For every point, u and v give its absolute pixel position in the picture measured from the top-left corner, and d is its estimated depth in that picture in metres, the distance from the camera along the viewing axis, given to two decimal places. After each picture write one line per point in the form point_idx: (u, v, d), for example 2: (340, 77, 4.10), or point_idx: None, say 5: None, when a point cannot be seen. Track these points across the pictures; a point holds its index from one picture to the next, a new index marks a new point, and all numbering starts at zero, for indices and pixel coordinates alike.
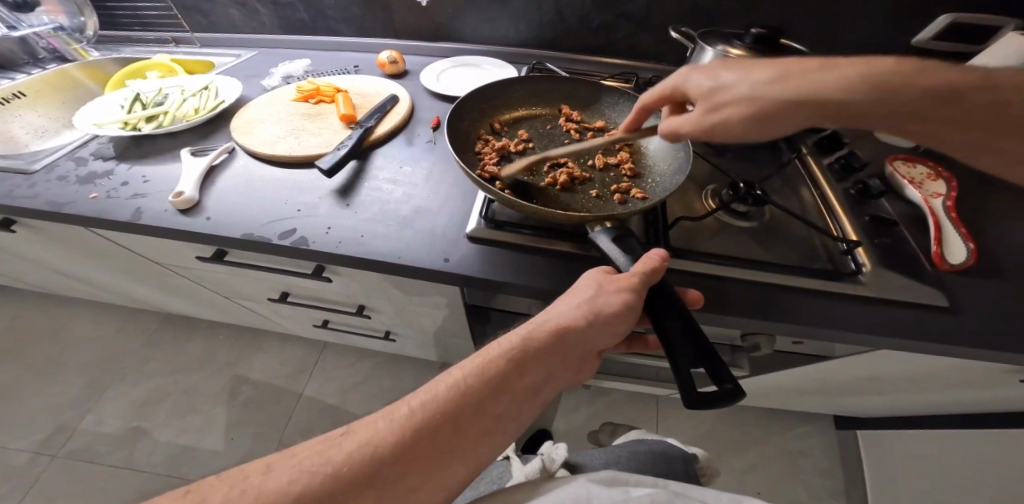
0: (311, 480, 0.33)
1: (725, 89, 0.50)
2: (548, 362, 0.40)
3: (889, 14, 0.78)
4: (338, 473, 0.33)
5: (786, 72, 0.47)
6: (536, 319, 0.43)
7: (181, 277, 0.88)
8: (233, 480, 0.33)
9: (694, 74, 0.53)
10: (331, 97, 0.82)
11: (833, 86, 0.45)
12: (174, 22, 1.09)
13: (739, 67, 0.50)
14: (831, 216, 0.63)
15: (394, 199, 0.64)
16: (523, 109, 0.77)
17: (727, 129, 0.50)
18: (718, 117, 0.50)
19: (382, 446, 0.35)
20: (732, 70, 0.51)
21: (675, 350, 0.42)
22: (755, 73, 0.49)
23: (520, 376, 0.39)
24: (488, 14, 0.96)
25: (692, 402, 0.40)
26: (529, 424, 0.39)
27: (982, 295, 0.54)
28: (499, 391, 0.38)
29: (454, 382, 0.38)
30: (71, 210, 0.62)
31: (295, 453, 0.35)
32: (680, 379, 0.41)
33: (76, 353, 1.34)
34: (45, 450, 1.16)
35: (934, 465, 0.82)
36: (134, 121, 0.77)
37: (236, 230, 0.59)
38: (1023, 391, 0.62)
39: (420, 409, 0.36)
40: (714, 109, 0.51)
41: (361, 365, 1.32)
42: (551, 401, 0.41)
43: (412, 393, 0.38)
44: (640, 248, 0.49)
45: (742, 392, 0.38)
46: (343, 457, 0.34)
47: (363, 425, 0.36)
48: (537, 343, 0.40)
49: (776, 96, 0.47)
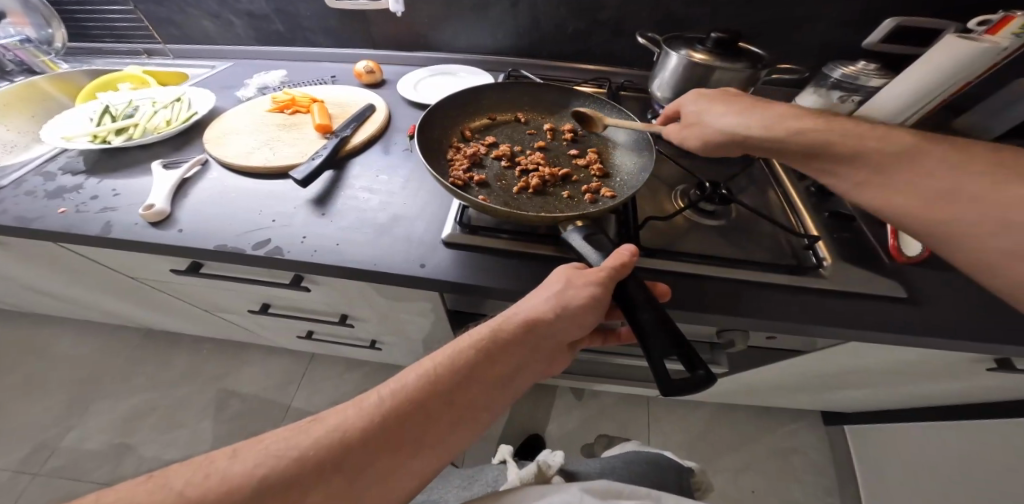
0: (277, 464, 0.33)
1: (697, 114, 0.62)
2: (517, 354, 0.41)
3: (847, 19, 0.82)
4: (306, 457, 0.34)
5: (743, 109, 0.58)
6: (509, 311, 0.43)
7: (160, 292, 0.86)
8: (198, 465, 0.33)
9: (688, 99, 0.64)
10: (306, 108, 0.82)
11: (762, 125, 0.56)
12: (146, 33, 1.08)
13: (717, 98, 0.61)
14: (793, 214, 0.66)
15: (370, 207, 0.64)
16: (493, 116, 0.78)
17: (688, 145, 0.62)
18: (686, 135, 0.63)
19: (350, 432, 0.35)
20: (714, 100, 0.62)
21: (645, 339, 0.43)
22: (725, 105, 0.60)
23: (489, 366, 0.40)
24: (464, 23, 0.97)
25: (666, 390, 0.42)
26: (499, 414, 0.40)
27: (940, 285, 0.57)
28: (468, 381, 0.39)
29: (424, 373, 0.39)
30: (40, 225, 0.61)
31: (263, 439, 0.35)
32: (655, 369, 0.42)
33: (52, 371, 1.30)
34: (24, 469, 1.12)
35: (925, 457, 0.84)
36: (104, 134, 0.75)
37: (208, 242, 0.59)
38: (993, 379, 0.64)
39: (390, 397, 0.37)
40: (685, 129, 0.63)
41: (349, 376, 1.30)
42: (521, 392, 0.42)
43: (383, 382, 0.39)
44: (611, 245, 0.50)
45: (713, 378, 0.40)
46: (310, 442, 0.34)
47: (334, 411, 0.37)
48: (505, 334, 0.41)
49: (720, 127, 0.59)
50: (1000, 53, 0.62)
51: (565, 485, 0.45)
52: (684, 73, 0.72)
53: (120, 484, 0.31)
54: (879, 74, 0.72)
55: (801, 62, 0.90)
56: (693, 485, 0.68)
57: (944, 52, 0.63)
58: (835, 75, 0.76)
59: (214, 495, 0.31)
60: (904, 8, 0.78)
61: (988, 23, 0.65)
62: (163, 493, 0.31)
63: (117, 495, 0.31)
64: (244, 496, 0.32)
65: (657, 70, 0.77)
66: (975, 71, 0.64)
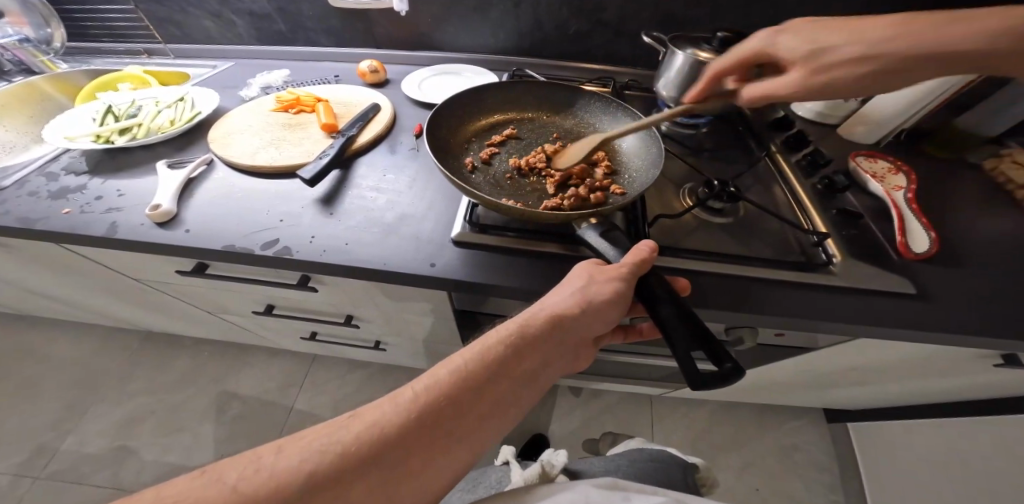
0: (320, 460, 0.34)
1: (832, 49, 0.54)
2: (544, 349, 0.42)
3: (849, 19, 0.82)
4: (346, 453, 0.35)
5: (887, 33, 0.51)
6: (534, 308, 0.44)
7: (162, 293, 0.86)
8: (248, 460, 0.34)
9: (789, 40, 0.56)
10: (311, 107, 0.82)
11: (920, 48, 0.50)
12: (146, 33, 1.07)
13: (836, 31, 0.54)
14: (801, 212, 0.66)
15: (378, 206, 0.64)
16: (501, 115, 0.78)
17: (839, 89, 0.55)
18: (824, 82, 0.55)
19: (388, 429, 0.36)
20: (829, 34, 0.54)
21: (669, 333, 0.43)
22: (852, 39, 0.53)
23: (517, 362, 0.41)
24: (467, 22, 0.97)
25: (694, 383, 0.41)
26: (528, 410, 0.41)
27: (946, 281, 0.57)
28: (499, 376, 0.40)
29: (455, 368, 0.40)
30: (43, 227, 0.61)
31: (303, 436, 0.36)
32: (681, 363, 0.42)
33: (52, 374, 1.29)
34: (26, 472, 1.12)
35: (929, 453, 0.85)
36: (107, 134, 0.75)
37: (216, 242, 0.59)
38: (997, 375, 0.65)
39: (423, 393, 0.38)
40: (817, 75, 0.55)
41: (351, 377, 1.30)
42: (547, 387, 0.43)
43: (415, 377, 0.39)
44: (627, 241, 0.51)
45: (741, 369, 0.40)
46: (350, 438, 0.35)
47: (370, 408, 0.38)
48: (532, 329, 0.42)
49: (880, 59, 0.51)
50: None
51: (573, 483, 0.44)
52: (690, 72, 0.72)
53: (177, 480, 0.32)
54: None
55: None
56: (698, 482, 0.68)
57: None
58: None
59: (261, 493, 0.32)
60: (905, 7, 0.79)
61: None
62: (216, 488, 0.32)
63: (175, 489, 0.32)
64: (290, 491, 0.33)
65: (662, 69, 0.78)
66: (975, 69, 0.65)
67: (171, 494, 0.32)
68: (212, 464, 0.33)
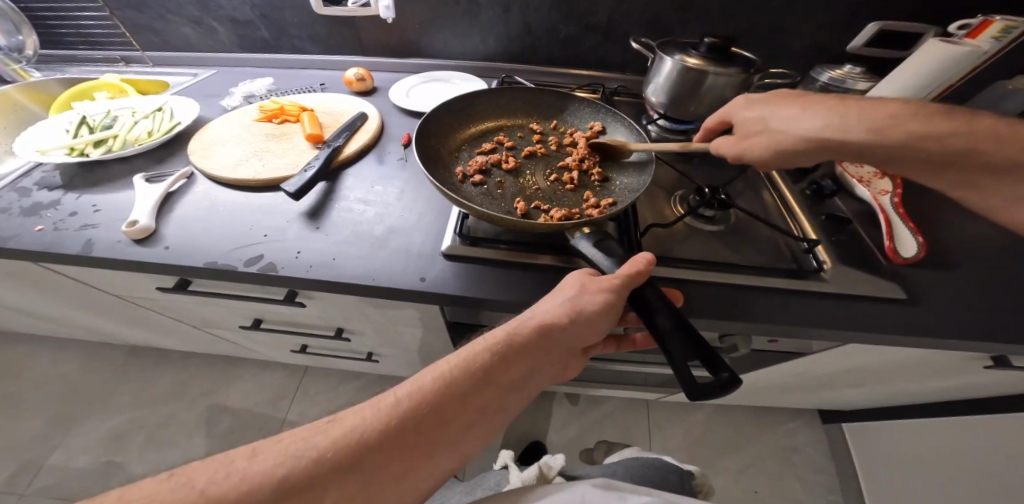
0: (297, 464, 0.34)
1: (759, 120, 0.58)
2: (531, 357, 0.42)
3: (832, 24, 0.84)
4: (323, 458, 0.35)
5: (810, 109, 0.55)
6: (524, 314, 0.44)
7: (144, 309, 0.83)
8: (219, 463, 0.34)
9: (739, 104, 0.61)
10: (296, 117, 0.80)
11: (867, 125, 0.51)
12: (123, 40, 1.04)
13: (776, 101, 0.57)
14: (791, 218, 0.66)
15: (366, 220, 0.63)
16: (490, 122, 0.77)
17: (753, 155, 0.58)
18: (748, 145, 0.58)
19: (369, 433, 0.36)
20: (772, 103, 0.58)
21: (665, 342, 0.43)
22: (789, 107, 0.56)
23: (503, 370, 0.41)
24: (455, 29, 0.96)
25: (692, 394, 0.41)
26: (513, 418, 0.41)
27: (934, 284, 0.58)
28: (484, 383, 0.40)
29: (440, 375, 0.40)
30: (14, 245, 0.58)
31: (281, 438, 0.36)
32: (678, 373, 0.41)
33: (30, 391, 1.24)
34: (8, 490, 1.08)
35: (922, 451, 0.86)
36: (81, 146, 0.72)
37: (197, 259, 0.57)
38: (990, 376, 0.66)
39: (407, 399, 0.38)
40: (746, 138, 0.59)
41: (344, 388, 1.27)
42: (532, 395, 0.43)
43: (399, 383, 0.40)
44: (621, 249, 0.50)
45: (738, 380, 0.39)
46: (330, 442, 0.35)
47: (350, 412, 0.38)
48: (521, 337, 0.42)
49: (794, 132, 0.55)
50: (982, 56, 0.65)
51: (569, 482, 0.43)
52: (679, 78, 0.72)
53: (144, 482, 0.32)
54: (865, 77, 0.75)
55: (789, 66, 0.91)
56: (695, 488, 0.68)
57: (923, 56, 0.67)
58: (823, 79, 0.78)
59: (236, 495, 0.32)
60: (887, 13, 0.80)
61: (968, 26, 0.69)
62: (184, 491, 0.32)
63: (143, 491, 0.32)
64: (263, 497, 0.33)
65: (651, 75, 0.77)
66: (956, 73, 0.67)
67: (137, 497, 0.32)
68: (181, 467, 0.33)
